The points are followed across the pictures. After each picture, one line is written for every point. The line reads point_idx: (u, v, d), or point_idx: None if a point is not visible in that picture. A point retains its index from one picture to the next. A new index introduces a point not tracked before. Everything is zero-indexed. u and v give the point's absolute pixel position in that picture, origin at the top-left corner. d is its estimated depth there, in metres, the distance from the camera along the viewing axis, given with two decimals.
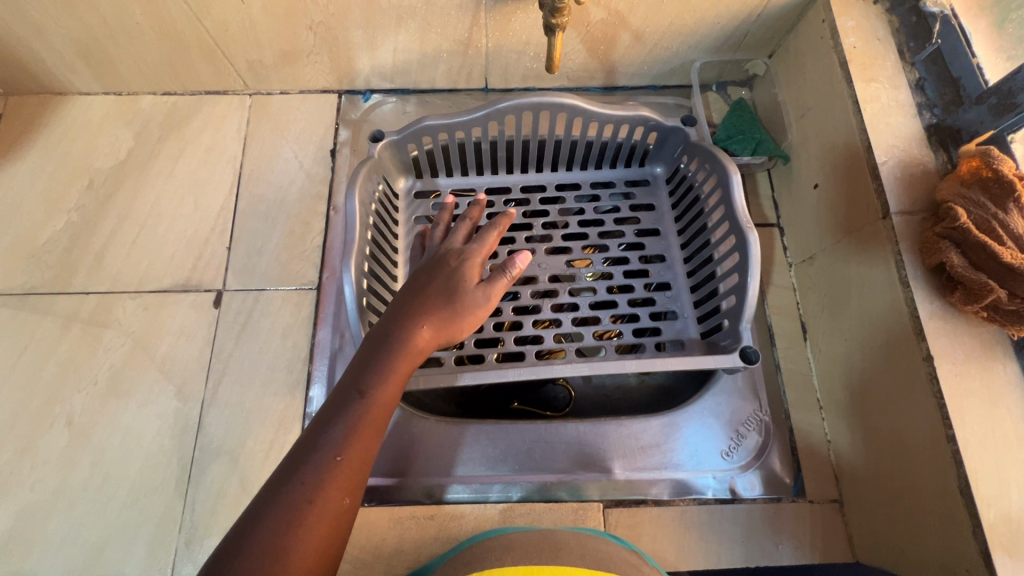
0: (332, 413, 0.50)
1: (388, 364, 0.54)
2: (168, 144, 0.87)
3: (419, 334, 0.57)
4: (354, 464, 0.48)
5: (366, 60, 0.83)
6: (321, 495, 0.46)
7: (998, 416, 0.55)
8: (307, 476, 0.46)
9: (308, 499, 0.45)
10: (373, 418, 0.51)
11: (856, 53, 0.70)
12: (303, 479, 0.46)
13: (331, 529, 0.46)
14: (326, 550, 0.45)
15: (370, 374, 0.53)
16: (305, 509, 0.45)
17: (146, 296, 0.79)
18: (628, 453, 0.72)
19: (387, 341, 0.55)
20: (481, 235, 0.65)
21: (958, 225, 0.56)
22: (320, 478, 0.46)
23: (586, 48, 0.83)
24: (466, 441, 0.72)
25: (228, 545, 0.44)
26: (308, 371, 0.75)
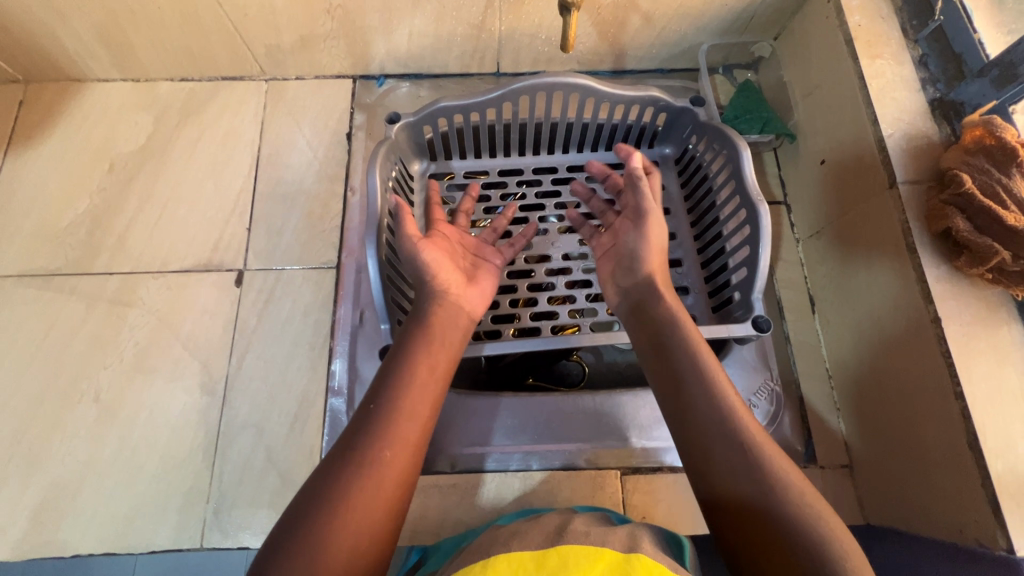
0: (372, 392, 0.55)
1: (409, 339, 0.60)
2: (187, 129, 0.89)
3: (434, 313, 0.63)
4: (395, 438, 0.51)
5: (382, 44, 0.85)
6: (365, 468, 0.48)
7: (1004, 373, 0.57)
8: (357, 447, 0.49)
9: (357, 461, 0.48)
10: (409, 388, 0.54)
11: (860, 32, 0.72)
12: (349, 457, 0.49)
13: (381, 487, 0.48)
14: (375, 522, 0.47)
15: (396, 349, 0.59)
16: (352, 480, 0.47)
17: (168, 276, 0.80)
18: (643, 423, 0.74)
19: (408, 328, 0.62)
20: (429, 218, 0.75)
21: (964, 191, 0.59)
22: (364, 437, 0.50)
23: (596, 31, 0.85)
24: (485, 413, 0.74)
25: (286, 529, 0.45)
26: (329, 346, 0.77)
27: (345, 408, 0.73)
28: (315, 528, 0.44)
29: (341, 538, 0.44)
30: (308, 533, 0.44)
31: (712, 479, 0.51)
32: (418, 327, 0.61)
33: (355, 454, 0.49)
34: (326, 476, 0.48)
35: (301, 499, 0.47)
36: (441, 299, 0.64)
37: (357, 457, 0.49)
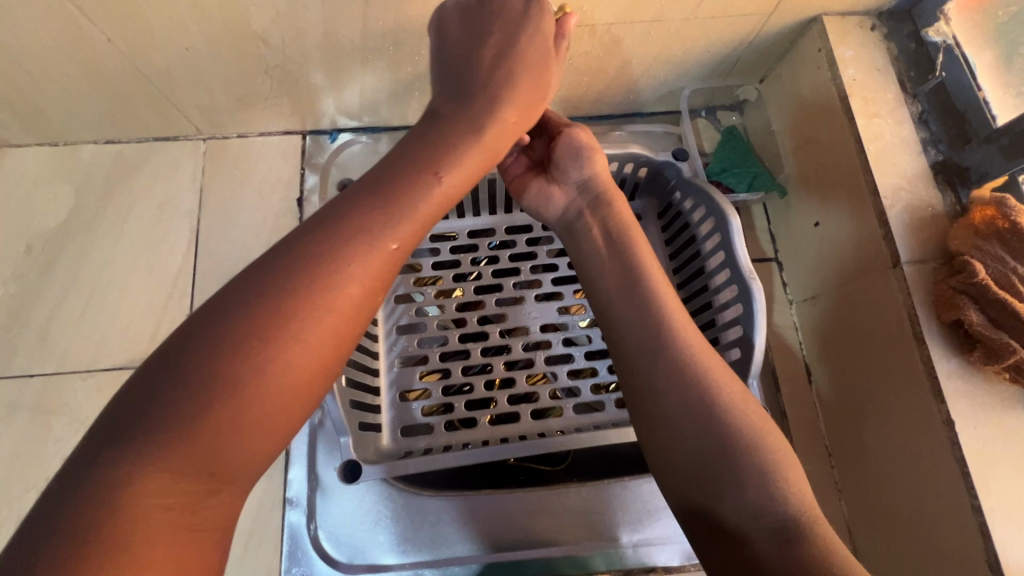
0: (389, 180, 0.42)
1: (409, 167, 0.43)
2: (116, 199, 0.79)
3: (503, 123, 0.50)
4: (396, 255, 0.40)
5: (331, 100, 0.76)
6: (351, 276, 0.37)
7: (1022, 481, 0.53)
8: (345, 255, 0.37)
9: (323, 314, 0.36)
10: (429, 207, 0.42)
11: (856, 86, 0.66)
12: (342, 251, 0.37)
13: (335, 350, 0.37)
14: (331, 349, 0.36)
15: (405, 158, 0.44)
16: (331, 284, 0.36)
17: (100, 376, 0.71)
18: (632, 518, 0.68)
19: (451, 121, 0.49)
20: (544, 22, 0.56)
21: (977, 281, 0.54)
22: (350, 258, 0.37)
23: (569, 81, 0.77)
24: (463, 517, 0.67)
25: (213, 304, 0.35)
26: (286, 450, 0.70)
27: (304, 520, 0.68)
28: (241, 406, 0.33)
29: (297, 343, 0.34)
30: (258, 330, 0.34)
31: (657, 425, 0.47)
32: (432, 152, 0.45)
33: (321, 281, 0.36)
34: (280, 312, 0.34)
35: (228, 293, 0.35)
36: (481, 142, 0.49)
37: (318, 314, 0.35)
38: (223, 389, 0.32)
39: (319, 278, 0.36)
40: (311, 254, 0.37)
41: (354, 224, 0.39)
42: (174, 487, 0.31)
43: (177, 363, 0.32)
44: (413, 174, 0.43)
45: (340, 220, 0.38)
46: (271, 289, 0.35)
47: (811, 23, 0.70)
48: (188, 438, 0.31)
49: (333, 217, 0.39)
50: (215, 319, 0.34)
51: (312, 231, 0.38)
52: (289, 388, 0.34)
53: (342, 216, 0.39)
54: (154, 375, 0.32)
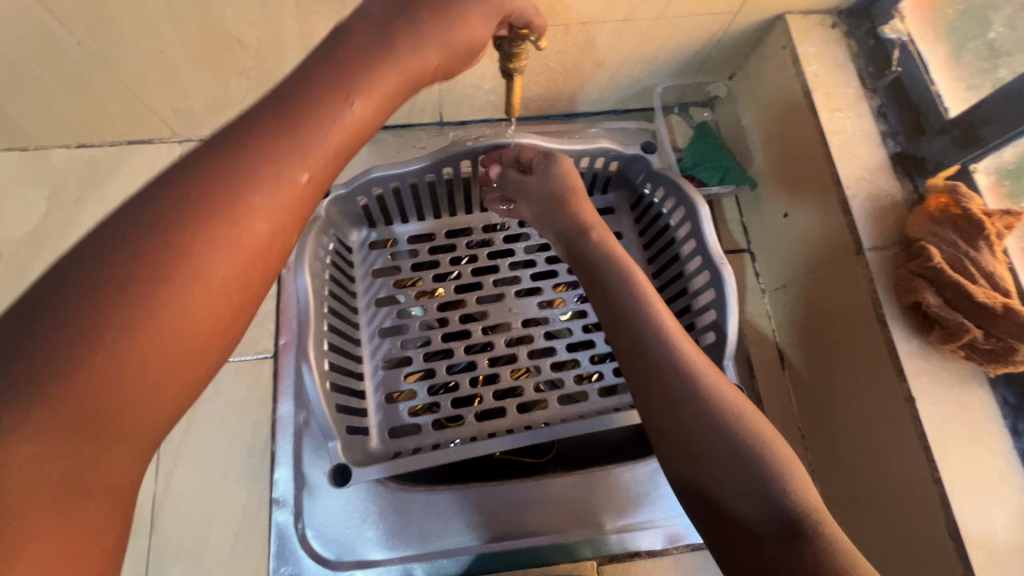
0: (294, 108, 0.35)
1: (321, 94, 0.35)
2: (90, 205, 0.78)
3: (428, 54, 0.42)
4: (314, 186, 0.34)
5: None
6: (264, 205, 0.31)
7: (980, 453, 0.56)
8: (250, 185, 0.31)
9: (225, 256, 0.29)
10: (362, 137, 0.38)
11: (818, 82, 0.69)
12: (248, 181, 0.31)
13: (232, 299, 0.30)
14: (239, 293, 0.30)
15: (321, 80, 0.36)
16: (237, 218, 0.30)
17: None
18: (618, 505, 0.70)
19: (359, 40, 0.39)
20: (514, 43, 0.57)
21: (933, 265, 0.56)
22: (252, 189, 0.31)
23: (544, 79, 0.78)
24: (451, 511, 0.68)
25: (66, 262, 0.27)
26: (272, 452, 0.70)
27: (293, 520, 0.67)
28: (124, 355, 0.26)
29: (191, 291, 0.28)
30: (145, 277, 0.27)
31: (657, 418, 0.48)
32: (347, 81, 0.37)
33: (231, 213, 0.30)
34: (174, 244, 0.28)
35: (86, 251, 0.27)
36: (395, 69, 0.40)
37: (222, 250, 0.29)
38: (103, 340, 0.26)
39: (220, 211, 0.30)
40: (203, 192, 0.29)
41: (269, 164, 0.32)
42: (57, 459, 0.24)
43: (38, 314, 0.25)
44: (319, 92, 0.35)
45: (235, 154, 0.31)
46: (166, 215, 0.28)
47: (775, 21, 0.72)
48: (56, 398, 0.24)
49: (235, 146, 0.32)
50: (80, 274, 0.27)
51: (210, 161, 0.31)
52: (189, 336, 0.28)
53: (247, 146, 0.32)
54: (4, 333, 0.25)
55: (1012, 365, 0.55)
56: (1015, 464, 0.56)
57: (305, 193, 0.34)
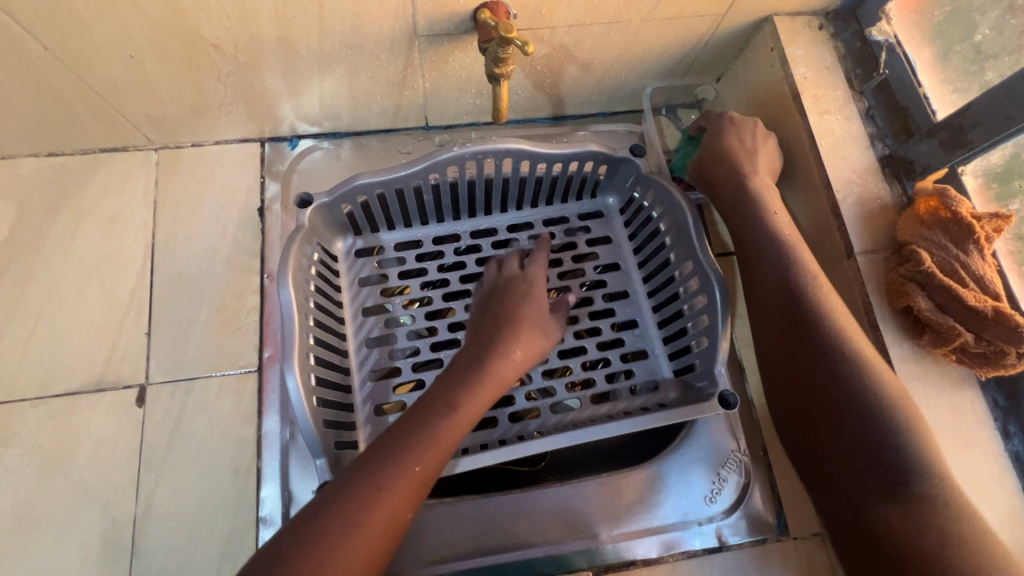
0: (423, 412, 0.55)
1: (467, 372, 0.60)
2: (62, 215, 0.75)
3: (513, 353, 0.63)
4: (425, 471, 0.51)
5: (289, 106, 0.74)
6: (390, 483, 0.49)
7: (971, 456, 0.56)
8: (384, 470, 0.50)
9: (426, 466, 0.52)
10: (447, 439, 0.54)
11: (807, 85, 0.69)
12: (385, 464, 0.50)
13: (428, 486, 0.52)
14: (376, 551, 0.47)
15: (482, 337, 0.65)
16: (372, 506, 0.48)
17: (52, 403, 0.68)
18: (613, 514, 0.69)
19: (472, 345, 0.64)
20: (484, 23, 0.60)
21: (924, 268, 0.56)
22: (388, 475, 0.49)
23: (531, 82, 0.77)
24: (446, 526, 0.67)
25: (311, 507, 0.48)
26: (257, 467, 0.67)
27: None
28: None
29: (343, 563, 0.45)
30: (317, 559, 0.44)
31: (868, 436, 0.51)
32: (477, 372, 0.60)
33: (388, 482, 0.49)
34: (323, 548, 0.45)
35: (317, 508, 0.47)
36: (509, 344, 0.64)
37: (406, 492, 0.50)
38: None
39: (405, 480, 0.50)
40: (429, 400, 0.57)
41: (463, 383, 0.59)
42: None
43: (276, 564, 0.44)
44: (433, 411, 0.55)
45: (379, 455, 0.51)
46: (348, 494, 0.48)
47: (763, 23, 0.72)
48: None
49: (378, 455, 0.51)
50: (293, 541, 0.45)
51: (353, 487, 0.49)
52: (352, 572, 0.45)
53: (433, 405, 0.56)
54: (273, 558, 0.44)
55: (1003, 368, 0.55)
56: (1005, 465, 0.57)
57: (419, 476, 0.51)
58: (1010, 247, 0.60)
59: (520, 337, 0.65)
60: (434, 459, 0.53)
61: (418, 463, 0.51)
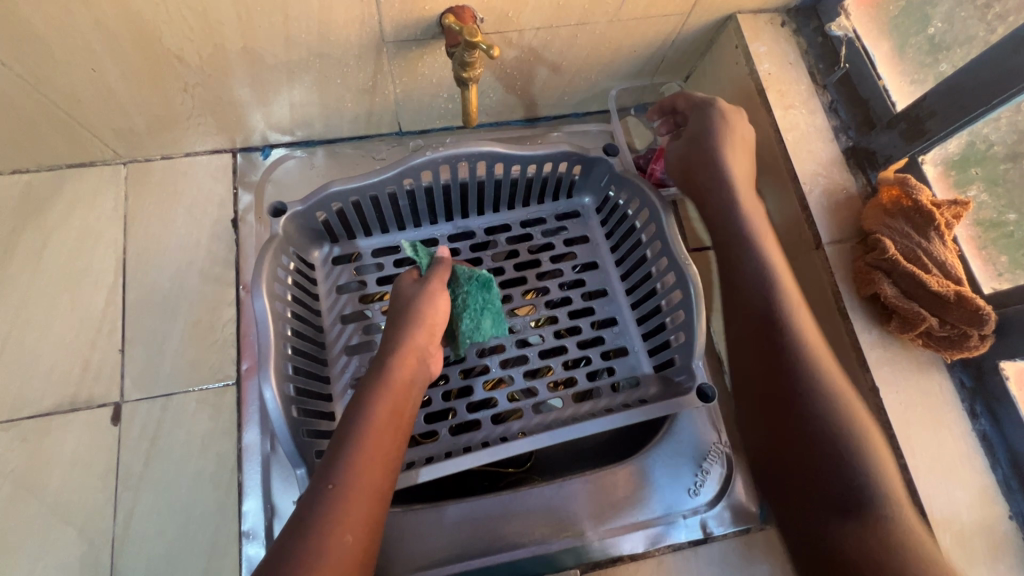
0: (332, 450, 0.52)
1: (370, 389, 0.57)
2: (28, 234, 0.74)
3: (403, 364, 0.60)
4: (362, 510, 0.49)
5: (259, 115, 0.74)
6: (331, 533, 0.47)
7: (941, 437, 0.58)
8: (315, 516, 0.48)
9: (357, 492, 0.50)
10: (370, 467, 0.52)
11: (771, 80, 0.70)
12: (320, 519, 0.47)
13: (374, 510, 0.50)
14: None
15: (377, 358, 0.61)
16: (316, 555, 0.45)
17: (23, 425, 0.66)
18: (598, 511, 0.70)
19: (370, 375, 0.60)
20: (452, 31, 0.60)
21: (888, 257, 0.58)
22: (326, 526, 0.47)
23: (502, 85, 0.77)
24: (434, 530, 0.67)
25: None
26: (239, 482, 0.66)
27: (264, 552, 0.63)
28: None
29: None
30: None
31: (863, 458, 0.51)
32: (381, 386, 0.58)
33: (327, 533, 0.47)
34: None
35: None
36: (406, 357, 0.61)
37: (345, 521, 0.47)
38: None
39: (334, 509, 0.48)
40: (339, 436, 0.54)
41: (370, 398, 0.57)
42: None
43: None
44: (349, 445, 0.52)
45: (308, 513, 0.48)
46: (291, 560, 0.45)
47: (727, 20, 0.73)
48: None
49: (309, 514, 0.48)
50: None
51: (292, 549, 0.46)
52: None
53: (344, 434, 0.53)
54: None
55: (967, 351, 0.57)
56: (973, 444, 0.58)
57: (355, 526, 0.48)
58: (970, 232, 0.62)
59: (415, 345, 0.62)
60: (365, 478, 0.51)
61: (350, 521, 0.48)
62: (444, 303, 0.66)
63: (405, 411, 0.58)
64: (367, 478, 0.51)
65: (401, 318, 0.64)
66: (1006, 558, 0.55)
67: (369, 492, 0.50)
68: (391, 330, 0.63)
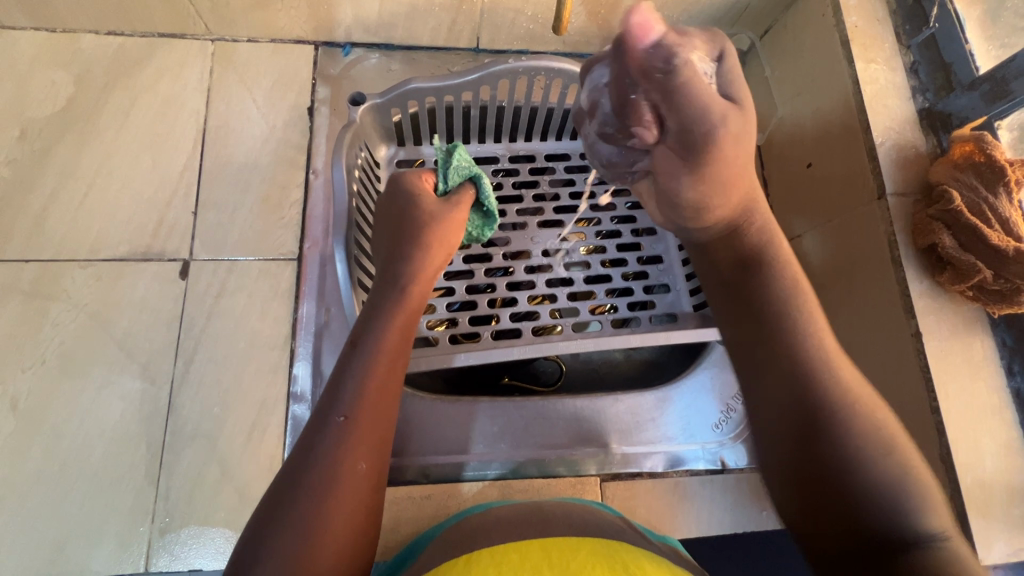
0: (338, 370, 0.51)
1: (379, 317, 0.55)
2: (116, 94, 0.77)
3: (413, 292, 0.58)
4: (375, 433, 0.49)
5: (349, 8, 0.76)
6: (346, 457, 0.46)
7: (975, 387, 0.59)
8: (328, 434, 0.47)
9: (367, 412, 0.49)
10: (381, 392, 0.50)
11: (856, 34, 0.71)
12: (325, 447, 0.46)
13: (384, 435, 0.50)
14: (360, 507, 0.46)
15: (386, 280, 0.59)
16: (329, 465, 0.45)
17: (99, 266, 0.70)
18: (624, 428, 0.72)
19: (375, 303, 0.57)
20: None
21: (952, 208, 0.59)
22: (335, 448, 0.46)
23: (586, 11, 0.78)
24: (468, 420, 0.71)
25: (270, 507, 0.44)
26: (291, 347, 0.70)
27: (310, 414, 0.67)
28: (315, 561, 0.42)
29: (333, 525, 0.43)
30: (297, 524, 0.43)
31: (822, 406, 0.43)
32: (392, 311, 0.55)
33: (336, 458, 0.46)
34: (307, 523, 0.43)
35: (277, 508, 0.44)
36: (418, 283, 0.59)
37: (358, 449, 0.47)
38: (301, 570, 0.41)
39: (345, 434, 0.47)
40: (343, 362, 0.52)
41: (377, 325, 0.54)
42: (375, 492, 0.48)
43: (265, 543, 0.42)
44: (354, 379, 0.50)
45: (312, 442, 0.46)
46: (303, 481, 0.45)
47: None
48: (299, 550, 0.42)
49: (315, 447, 0.46)
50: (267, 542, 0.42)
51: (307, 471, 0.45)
52: (344, 531, 0.44)
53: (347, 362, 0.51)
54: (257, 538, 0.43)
55: (1014, 306, 0.58)
56: (1005, 400, 0.60)
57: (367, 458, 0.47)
58: None
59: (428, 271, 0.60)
60: (373, 403, 0.49)
61: (362, 454, 0.47)
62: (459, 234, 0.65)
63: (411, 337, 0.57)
64: (374, 411, 0.49)
65: (418, 238, 0.61)
66: (1020, 507, 0.57)
67: (378, 414, 0.49)
68: (395, 250, 0.61)
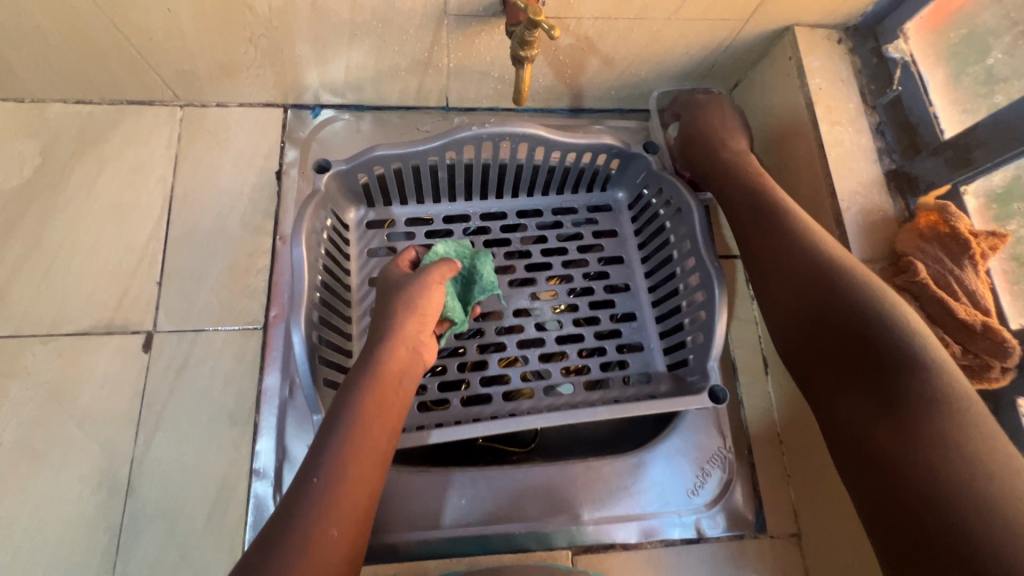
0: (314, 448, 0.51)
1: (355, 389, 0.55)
2: (84, 162, 0.77)
3: (394, 356, 0.57)
4: (353, 504, 0.49)
5: (315, 75, 0.76)
6: (317, 534, 0.46)
7: None
8: (299, 511, 0.47)
9: (339, 490, 0.49)
10: (356, 464, 0.51)
11: (821, 95, 0.70)
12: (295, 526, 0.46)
13: (361, 511, 0.50)
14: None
15: (366, 349, 0.58)
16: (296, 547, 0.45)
17: (61, 341, 0.70)
18: (597, 498, 0.70)
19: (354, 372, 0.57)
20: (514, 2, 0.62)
21: (918, 279, 0.58)
22: (307, 524, 0.47)
23: (552, 72, 0.78)
24: (436, 493, 0.69)
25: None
26: (254, 422, 0.69)
27: (272, 492, 0.66)
28: None
29: None
30: None
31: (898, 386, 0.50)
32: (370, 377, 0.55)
33: (305, 538, 0.46)
34: None
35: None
36: (397, 345, 0.58)
37: (331, 519, 0.47)
38: None
39: (314, 510, 0.47)
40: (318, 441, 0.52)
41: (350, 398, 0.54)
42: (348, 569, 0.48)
43: None
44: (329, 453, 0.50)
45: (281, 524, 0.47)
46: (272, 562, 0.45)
47: (784, 32, 0.74)
48: None
49: (285, 527, 0.47)
50: None
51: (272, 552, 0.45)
52: None
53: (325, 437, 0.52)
54: None
55: (987, 381, 0.57)
56: None
57: (342, 532, 0.48)
58: (1003, 265, 0.62)
59: (407, 333, 0.59)
60: (349, 478, 0.50)
61: (336, 525, 0.47)
62: (439, 294, 0.62)
63: (394, 401, 0.56)
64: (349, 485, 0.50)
65: (394, 304, 0.60)
66: None
67: (353, 488, 0.50)
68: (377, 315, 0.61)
